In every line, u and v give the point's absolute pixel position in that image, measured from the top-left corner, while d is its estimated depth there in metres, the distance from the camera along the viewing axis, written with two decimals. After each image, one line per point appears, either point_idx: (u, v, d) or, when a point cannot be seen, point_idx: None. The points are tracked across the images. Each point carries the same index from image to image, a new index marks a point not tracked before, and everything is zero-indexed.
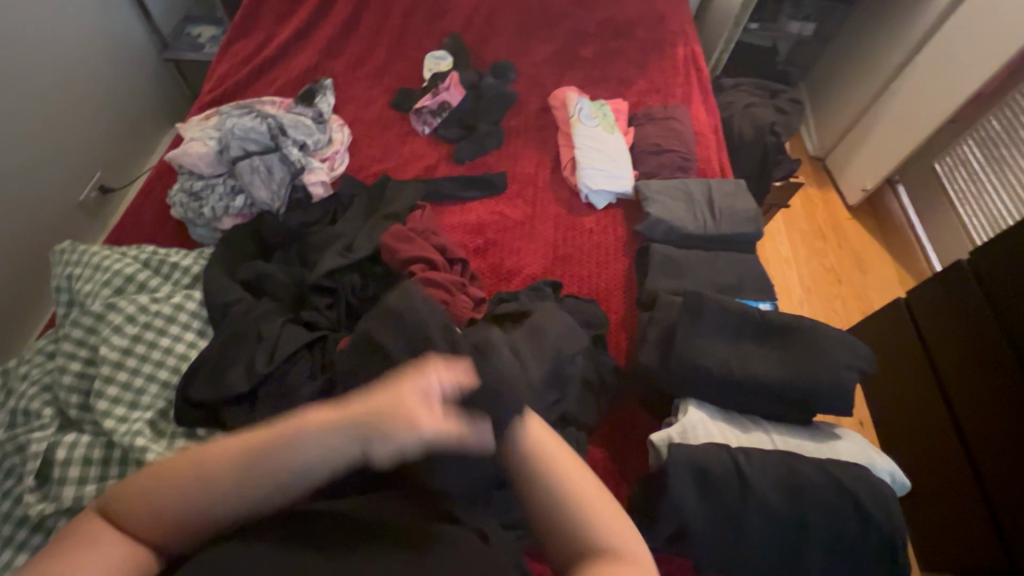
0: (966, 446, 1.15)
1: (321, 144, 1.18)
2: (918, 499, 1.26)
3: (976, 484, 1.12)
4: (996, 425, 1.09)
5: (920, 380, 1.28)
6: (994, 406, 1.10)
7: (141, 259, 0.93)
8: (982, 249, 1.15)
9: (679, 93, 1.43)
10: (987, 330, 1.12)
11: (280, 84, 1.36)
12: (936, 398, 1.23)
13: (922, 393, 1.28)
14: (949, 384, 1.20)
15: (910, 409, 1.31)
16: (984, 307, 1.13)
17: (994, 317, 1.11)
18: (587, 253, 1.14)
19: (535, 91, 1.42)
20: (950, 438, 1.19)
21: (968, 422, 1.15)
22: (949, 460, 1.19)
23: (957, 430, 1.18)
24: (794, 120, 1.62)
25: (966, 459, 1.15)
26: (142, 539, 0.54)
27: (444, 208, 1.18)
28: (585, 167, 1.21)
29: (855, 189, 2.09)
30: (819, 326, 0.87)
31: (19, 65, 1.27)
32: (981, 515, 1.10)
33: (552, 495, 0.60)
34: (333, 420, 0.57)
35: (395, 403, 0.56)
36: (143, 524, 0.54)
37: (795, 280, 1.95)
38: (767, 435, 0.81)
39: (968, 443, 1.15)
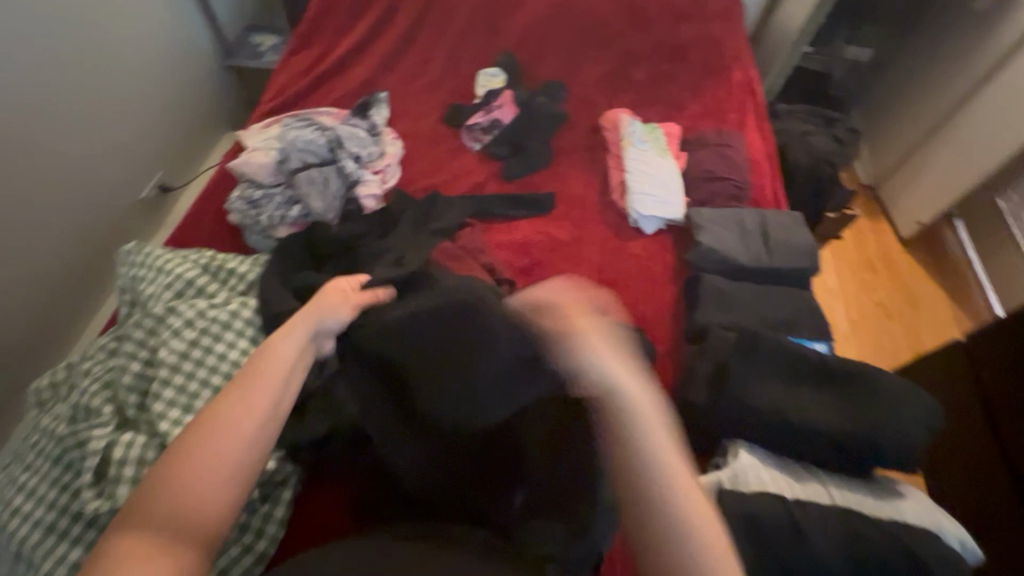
0: None
1: (374, 157, 1.21)
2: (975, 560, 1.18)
3: None
4: None
5: (978, 429, 1.20)
6: None
7: (200, 264, 0.96)
8: None
9: (733, 119, 1.40)
10: None
11: (336, 96, 1.39)
12: (997, 451, 1.16)
13: (979, 442, 1.20)
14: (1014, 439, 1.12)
15: (967, 460, 1.23)
16: None
17: None
18: (634, 279, 1.12)
19: (586, 111, 1.41)
20: (1011, 495, 1.12)
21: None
22: (1010, 521, 1.12)
23: (1021, 489, 1.10)
24: (851, 150, 1.56)
25: None
26: (192, 517, 0.51)
27: (491, 226, 1.18)
28: (635, 191, 1.19)
29: (911, 223, 2.00)
30: (880, 373, 0.83)
31: (95, 70, 1.34)
32: None
33: (644, 511, 0.51)
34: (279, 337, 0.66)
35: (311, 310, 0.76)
36: (187, 500, 0.51)
37: (843, 314, 1.88)
38: (824, 487, 0.77)
39: None
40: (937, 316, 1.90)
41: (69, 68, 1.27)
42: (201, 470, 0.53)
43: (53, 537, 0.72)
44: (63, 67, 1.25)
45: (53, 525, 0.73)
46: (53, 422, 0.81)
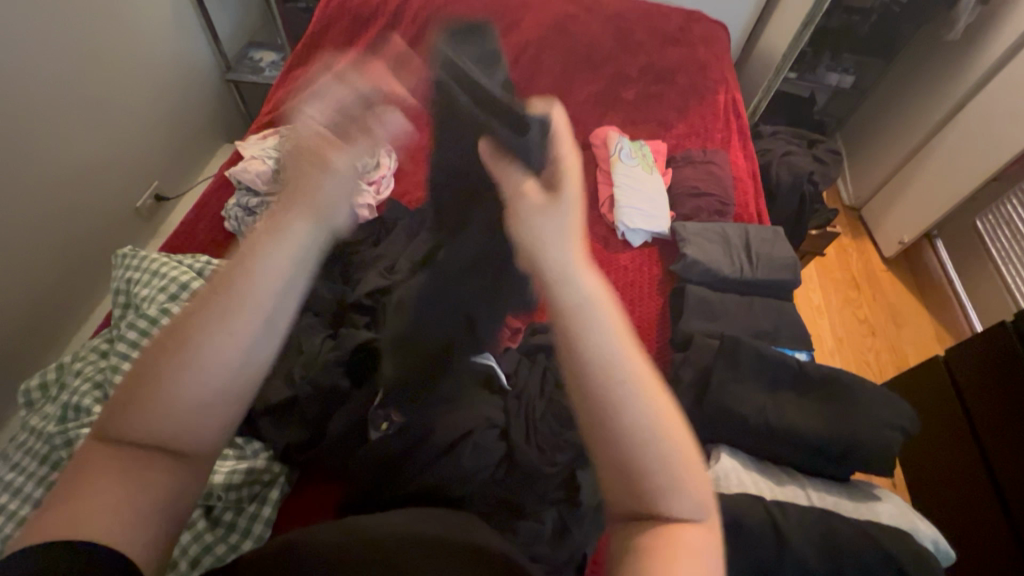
0: (1006, 512, 1.10)
1: (369, 168, 1.21)
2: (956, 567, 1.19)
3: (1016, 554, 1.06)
4: None
5: (959, 446, 1.24)
6: None
7: (194, 268, 0.97)
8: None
9: (718, 138, 1.46)
10: None
11: None
12: (977, 466, 1.18)
13: (960, 458, 1.23)
14: (990, 446, 1.16)
15: (945, 467, 1.27)
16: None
17: None
18: (621, 289, 1.16)
19: (575, 129, 1.47)
20: (992, 505, 1.14)
21: (1011, 493, 1.09)
22: (984, 525, 1.15)
23: (996, 495, 1.13)
24: (832, 170, 1.62)
25: (1006, 526, 1.10)
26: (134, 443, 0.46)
27: None
28: (623, 205, 1.23)
29: (893, 241, 2.06)
30: (857, 379, 0.85)
31: (96, 80, 1.36)
32: None
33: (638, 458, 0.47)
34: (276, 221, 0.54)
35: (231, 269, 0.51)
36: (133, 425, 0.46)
37: (827, 328, 1.92)
38: (803, 490, 0.78)
39: (1008, 510, 1.10)
40: (919, 332, 1.95)
41: (71, 79, 1.30)
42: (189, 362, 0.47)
43: None
44: (66, 79, 1.28)
45: None
46: (42, 421, 0.82)
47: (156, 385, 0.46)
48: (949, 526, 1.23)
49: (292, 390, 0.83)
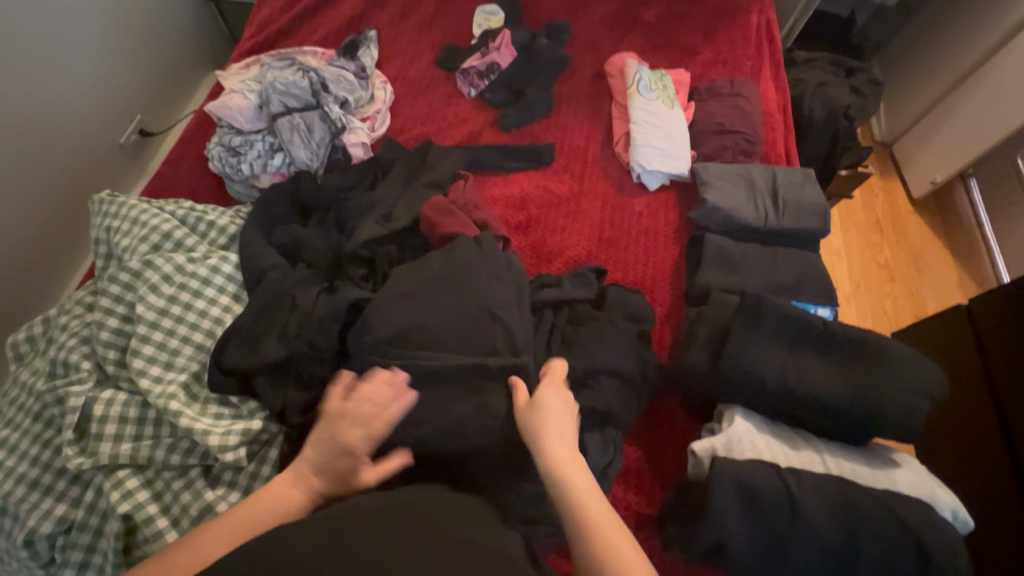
0: (1015, 469, 1.09)
1: (362, 102, 1.17)
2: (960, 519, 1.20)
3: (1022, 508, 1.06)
4: None
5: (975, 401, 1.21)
6: None
7: (177, 216, 0.91)
8: None
9: (747, 66, 1.32)
10: None
11: (323, 36, 1.31)
12: (990, 422, 1.16)
13: (972, 414, 1.20)
14: (1007, 404, 1.12)
15: (955, 421, 1.25)
16: None
17: None
18: (634, 236, 1.09)
19: (589, 55, 1.33)
20: (1001, 460, 1.12)
21: None
22: (993, 481, 1.13)
23: (1007, 452, 1.11)
24: (870, 103, 1.47)
25: (1013, 482, 1.09)
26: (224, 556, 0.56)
27: (487, 178, 1.15)
28: (640, 144, 1.13)
29: (924, 181, 1.93)
30: (888, 340, 0.79)
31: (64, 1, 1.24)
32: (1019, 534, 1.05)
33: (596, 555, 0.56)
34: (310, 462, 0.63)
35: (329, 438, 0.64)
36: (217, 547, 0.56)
37: (845, 273, 1.86)
38: (820, 456, 0.75)
39: (1018, 467, 1.09)
40: (941, 279, 1.87)
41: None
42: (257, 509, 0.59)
43: (37, 492, 0.71)
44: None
45: (36, 480, 0.72)
46: (32, 377, 0.79)
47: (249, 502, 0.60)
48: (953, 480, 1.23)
49: (286, 350, 0.79)
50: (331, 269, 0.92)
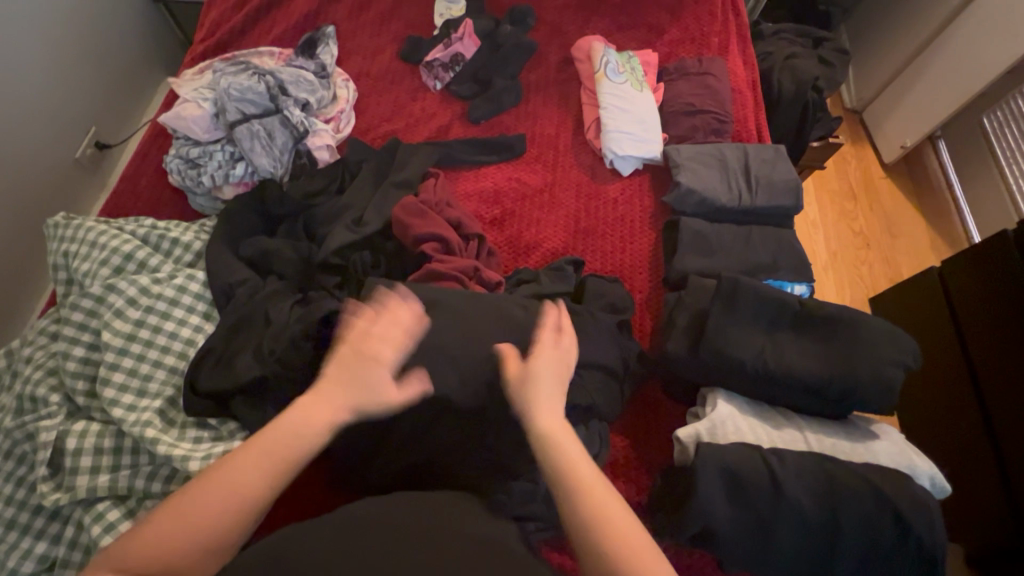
0: (992, 439, 1.16)
1: (324, 102, 1.13)
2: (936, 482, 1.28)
3: (996, 473, 1.14)
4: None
5: (953, 363, 1.26)
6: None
7: (138, 236, 0.87)
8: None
9: (714, 43, 1.31)
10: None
11: (279, 35, 1.26)
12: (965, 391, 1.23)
13: (947, 386, 1.27)
14: (983, 379, 1.19)
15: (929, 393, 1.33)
16: None
17: None
18: (610, 224, 1.08)
19: (555, 40, 1.31)
20: (977, 432, 1.19)
21: (1001, 423, 1.14)
22: (969, 448, 1.21)
23: (984, 423, 1.18)
24: (839, 73, 1.47)
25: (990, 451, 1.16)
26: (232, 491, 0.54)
27: (457, 174, 1.13)
28: (611, 130, 1.12)
29: (894, 146, 1.95)
30: (862, 313, 0.80)
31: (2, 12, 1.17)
32: (995, 497, 1.13)
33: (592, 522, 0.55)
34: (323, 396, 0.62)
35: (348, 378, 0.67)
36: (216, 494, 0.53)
37: (822, 242, 1.88)
38: (801, 434, 0.76)
39: (994, 436, 1.15)
40: (914, 242, 1.90)
41: None
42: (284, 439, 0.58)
43: (15, 532, 0.69)
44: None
45: (12, 520, 0.70)
46: None
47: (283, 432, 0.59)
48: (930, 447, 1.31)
49: (260, 368, 0.76)
50: (304, 280, 0.90)
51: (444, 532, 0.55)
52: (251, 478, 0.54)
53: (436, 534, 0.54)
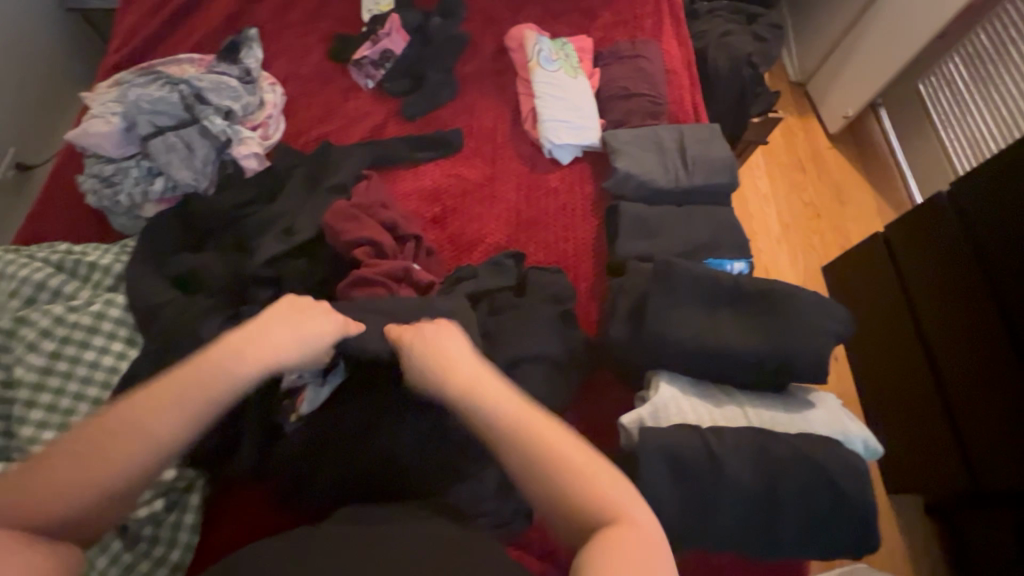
0: (949, 415, 1.35)
1: (250, 109, 1.09)
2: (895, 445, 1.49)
3: (953, 446, 1.34)
4: (987, 405, 1.27)
5: (913, 350, 1.45)
6: (988, 390, 1.27)
7: (52, 262, 0.83)
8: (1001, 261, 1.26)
9: (648, 24, 1.30)
10: (992, 329, 1.27)
11: (198, 40, 1.20)
12: (925, 373, 1.42)
13: (911, 367, 1.46)
14: (943, 364, 1.37)
15: (894, 374, 1.51)
16: (992, 311, 1.28)
17: (999, 322, 1.26)
18: (553, 214, 1.07)
19: (488, 30, 1.28)
20: (938, 412, 1.38)
21: (959, 403, 1.33)
22: (928, 421, 1.40)
23: (941, 401, 1.38)
24: (774, 47, 1.49)
25: (946, 425, 1.36)
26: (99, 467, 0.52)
27: (395, 174, 1.10)
28: (547, 119, 1.11)
29: (837, 116, 2.00)
30: (793, 286, 0.81)
31: None
32: (954, 464, 1.33)
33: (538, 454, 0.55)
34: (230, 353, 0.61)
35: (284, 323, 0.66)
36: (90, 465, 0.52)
37: (773, 215, 1.91)
38: (741, 409, 0.77)
39: (952, 413, 1.35)
40: (861, 208, 1.95)
41: None
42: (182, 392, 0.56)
43: None
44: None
45: None
46: None
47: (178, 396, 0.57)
48: (889, 417, 1.52)
49: None
50: (234, 295, 0.86)
51: (373, 530, 0.56)
52: (155, 427, 0.54)
53: (372, 535, 0.55)
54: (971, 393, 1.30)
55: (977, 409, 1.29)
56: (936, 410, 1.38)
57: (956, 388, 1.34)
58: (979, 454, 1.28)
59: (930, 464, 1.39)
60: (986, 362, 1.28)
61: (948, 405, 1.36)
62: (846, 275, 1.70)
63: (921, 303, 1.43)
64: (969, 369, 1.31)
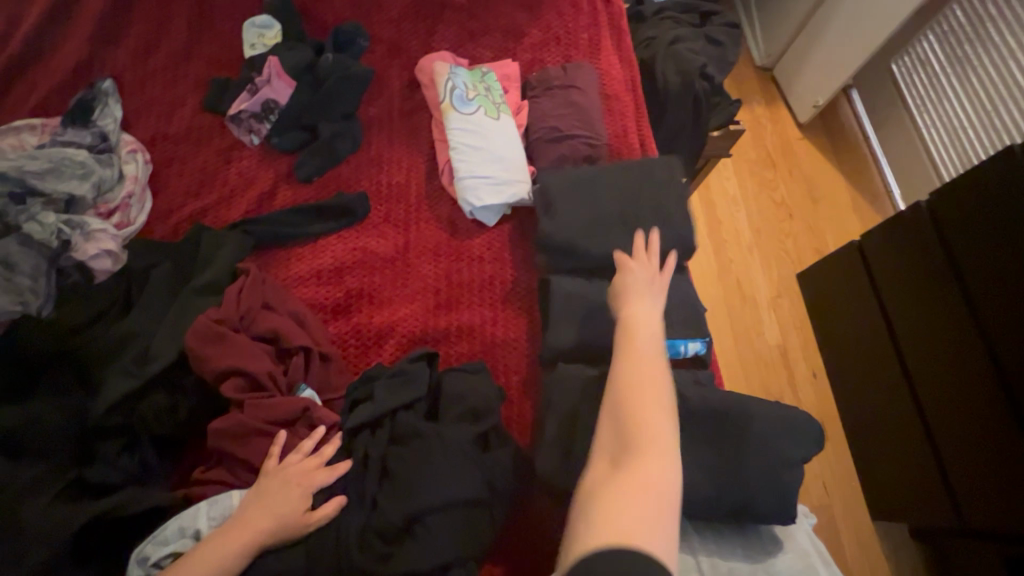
0: (937, 458, 1.18)
1: (102, 190, 0.90)
2: (880, 482, 1.33)
3: (944, 493, 1.16)
4: (974, 453, 1.09)
5: (898, 380, 1.28)
6: (978, 436, 1.09)
7: None
8: (982, 287, 1.07)
9: (582, 41, 1.12)
10: (978, 366, 1.09)
11: (41, 101, 1.00)
12: (911, 409, 1.25)
13: (896, 399, 1.29)
14: (927, 398, 1.20)
15: (879, 404, 1.34)
16: (979, 346, 1.09)
17: (987, 360, 1.07)
18: (477, 291, 0.92)
19: (395, 61, 1.09)
20: (925, 453, 1.21)
21: (946, 446, 1.15)
22: (914, 461, 1.23)
23: (927, 441, 1.20)
24: (730, 52, 1.32)
25: (934, 469, 1.18)
26: None
27: (290, 253, 0.93)
28: (464, 175, 0.94)
29: (807, 106, 1.84)
30: (752, 400, 0.67)
31: None
32: (946, 515, 1.16)
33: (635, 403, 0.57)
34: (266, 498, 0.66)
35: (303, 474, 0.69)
36: None
37: (744, 221, 1.75)
38: (695, 559, 0.64)
39: (940, 456, 1.17)
40: (836, 207, 1.80)
41: None
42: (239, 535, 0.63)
43: None
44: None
45: None
46: None
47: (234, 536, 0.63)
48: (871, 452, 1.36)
49: None
50: (81, 453, 0.71)
51: None
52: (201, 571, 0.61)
53: None
54: (958, 436, 1.13)
55: (955, 436, 1.13)
56: (914, 433, 1.23)
57: (942, 428, 1.16)
58: (970, 508, 1.11)
59: (918, 509, 1.23)
60: (960, 374, 1.13)
61: (929, 435, 1.20)
62: (822, 290, 1.53)
63: (903, 329, 1.26)
64: (947, 391, 1.15)
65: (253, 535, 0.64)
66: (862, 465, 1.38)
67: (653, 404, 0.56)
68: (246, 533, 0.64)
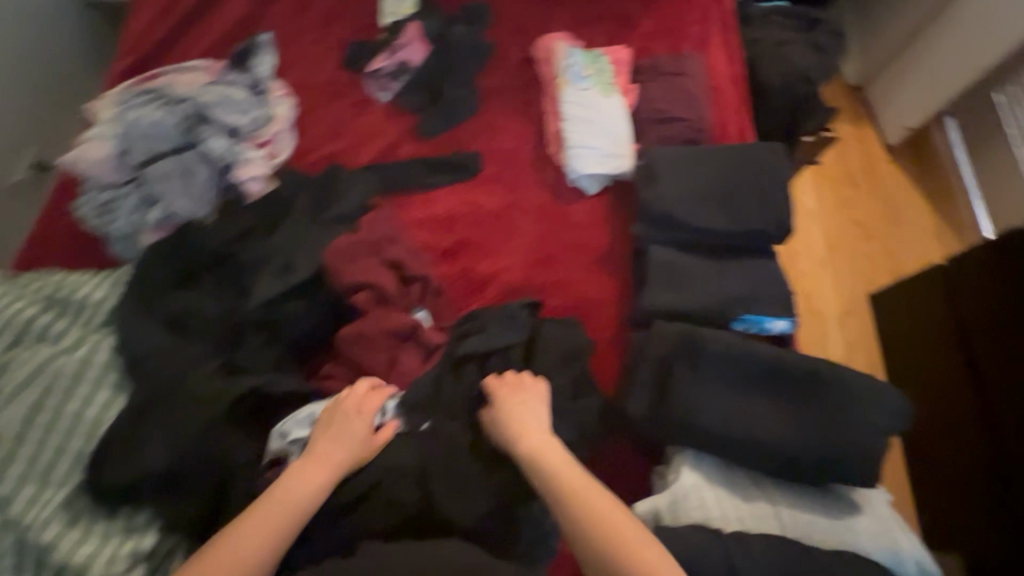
0: (1002, 477, 1.15)
1: (258, 124, 1.02)
2: (933, 494, 1.31)
3: (1006, 513, 1.14)
4: None
5: (967, 396, 1.25)
6: None
7: (43, 297, 0.80)
8: None
9: (693, 34, 1.17)
10: None
11: (209, 46, 1.15)
12: (979, 425, 1.22)
13: (962, 415, 1.26)
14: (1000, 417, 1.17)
15: (942, 418, 1.31)
16: None
17: None
18: (574, 252, 0.99)
19: (516, 37, 1.18)
20: (990, 472, 1.18)
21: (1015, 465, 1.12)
22: (976, 478, 1.21)
23: (993, 459, 1.17)
24: (833, 60, 1.34)
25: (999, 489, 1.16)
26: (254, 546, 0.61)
27: (408, 199, 1.03)
28: (574, 145, 1.01)
29: (898, 129, 1.80)
30: (840, 366, 0.72)
31: None
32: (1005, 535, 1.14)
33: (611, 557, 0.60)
34: (327, 439, 0.70)
35: (357, 405, 0.74)
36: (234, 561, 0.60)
37: (819, 237, 1.73)
38: (775, 507, 0.68)
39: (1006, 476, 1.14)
40: (917, 231, 1.77)
41: None
42: (313, 469, 0.68)
43: None
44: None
45: None
46: None
47: (300, 475, 0.67)
48: (927, 463, 1.34)
49: (174, 454, 0.69)
50: (230, 338, 0.81)
51: None
52: (285, 505, 0.64)
53: None
54: None
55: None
56: (979, 450, 1.21)
57: (1013, 447, 1.13)
58: None
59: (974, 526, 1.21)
60: None
61: (996, 454, 1.17)
62: (892, 300, 1.49)
63: (981, 345, 1.23)
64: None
65: (329, 468, 0.68)
66: (917, 477, 1.36)
67: (631, 540, 0.61)
68: (325, 469, 0.68)
